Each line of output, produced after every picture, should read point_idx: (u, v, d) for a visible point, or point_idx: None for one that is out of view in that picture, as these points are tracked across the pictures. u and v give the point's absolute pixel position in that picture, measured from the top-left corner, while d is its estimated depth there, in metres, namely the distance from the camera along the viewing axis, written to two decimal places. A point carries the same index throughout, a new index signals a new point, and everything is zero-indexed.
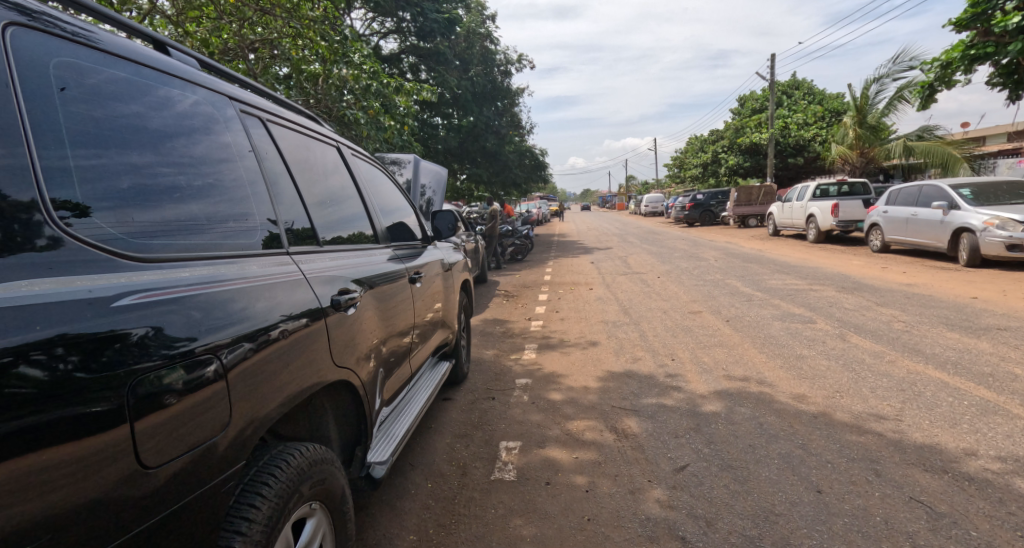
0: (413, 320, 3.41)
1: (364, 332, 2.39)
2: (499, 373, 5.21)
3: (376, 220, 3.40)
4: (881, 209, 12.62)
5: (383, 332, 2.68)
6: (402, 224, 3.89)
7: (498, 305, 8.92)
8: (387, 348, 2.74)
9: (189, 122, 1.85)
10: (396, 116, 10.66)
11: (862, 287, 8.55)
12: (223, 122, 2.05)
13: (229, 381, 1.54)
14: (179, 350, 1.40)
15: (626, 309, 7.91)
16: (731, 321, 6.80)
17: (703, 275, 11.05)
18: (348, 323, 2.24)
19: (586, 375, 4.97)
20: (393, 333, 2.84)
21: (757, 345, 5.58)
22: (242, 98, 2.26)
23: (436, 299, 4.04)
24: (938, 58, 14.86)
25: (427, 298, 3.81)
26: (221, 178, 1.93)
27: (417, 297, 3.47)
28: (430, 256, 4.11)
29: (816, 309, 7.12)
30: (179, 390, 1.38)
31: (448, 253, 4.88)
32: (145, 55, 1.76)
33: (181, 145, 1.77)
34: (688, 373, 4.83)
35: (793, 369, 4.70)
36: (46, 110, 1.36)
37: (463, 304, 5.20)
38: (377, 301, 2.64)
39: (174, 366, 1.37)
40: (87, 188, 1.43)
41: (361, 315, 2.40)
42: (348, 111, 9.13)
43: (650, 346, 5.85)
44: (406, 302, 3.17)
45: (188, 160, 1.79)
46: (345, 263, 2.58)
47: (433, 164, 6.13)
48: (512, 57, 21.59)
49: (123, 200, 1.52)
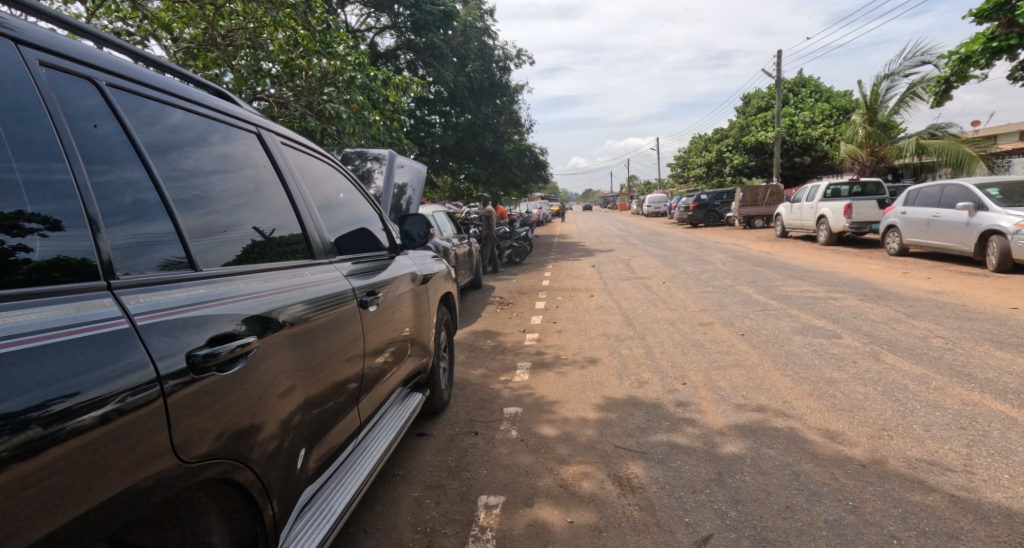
0: (365, 356, 2.80)
1: (266, 392, 1.87)
2: (484, 399, 4.56)
3: (316, 227, 2.74)
4: (899, 209, 11.98)
5: (299, 385, 2.10)
6: (358, 231, 3.25)
7: (491, 315, 8.27)
8: (308, 404, 2.17)
9: (179, 135, 1.99)
10: (384, 111, 10.00)
11: (886, 294, 7.89)
12: (208, 133, 2.18)
13: (77, 451, 1.19)
14: (50, 410, 1.16)
15: (630, 320, 7.26)
16: (746, 335, 6.14)
17: (711, 280, 10.41)
18: (230, 383, 1.69)
19: (584, 404, 4.31)
20: (319, 385, 2.27)
21: (780, 365, 4.91)
22: (109, 68, 1.75)
23: (405, 321, 3.45)
24: (956, 51, 14.15)
25: (390, 324, 3.19)
26: (210, 189, 2.07)
27: (372, 326, 2.88)
28: (398, 270, 3.46)
29: (839, 321, 6.46)
30: (4, 460, 1.06)
31: (425, 263, 4.26)
32: (140, 74, 1.89)
33: (171, 159, 1.91)
34: (702, 401, 4.17)
35: (826, 397, 4.03)
36: (49, 129, 1.47)
37: (443, 318, 4.54)
38: (293, 343, 2.07)
39: (20, 428, 1.09)
40: (78, 204, 1.50)
41: (264, 369, 1.87)
42: (329, 104, 8.45)
43: (657, 365, 5.20)
44: (351, 334, 2.58)
45: (177, 173, 1.93)
46: (261, 290, 2.04)
47: (413, 163, 5.46)
48: (511, 52, 20.95)
49: (120, 214, 1.62)
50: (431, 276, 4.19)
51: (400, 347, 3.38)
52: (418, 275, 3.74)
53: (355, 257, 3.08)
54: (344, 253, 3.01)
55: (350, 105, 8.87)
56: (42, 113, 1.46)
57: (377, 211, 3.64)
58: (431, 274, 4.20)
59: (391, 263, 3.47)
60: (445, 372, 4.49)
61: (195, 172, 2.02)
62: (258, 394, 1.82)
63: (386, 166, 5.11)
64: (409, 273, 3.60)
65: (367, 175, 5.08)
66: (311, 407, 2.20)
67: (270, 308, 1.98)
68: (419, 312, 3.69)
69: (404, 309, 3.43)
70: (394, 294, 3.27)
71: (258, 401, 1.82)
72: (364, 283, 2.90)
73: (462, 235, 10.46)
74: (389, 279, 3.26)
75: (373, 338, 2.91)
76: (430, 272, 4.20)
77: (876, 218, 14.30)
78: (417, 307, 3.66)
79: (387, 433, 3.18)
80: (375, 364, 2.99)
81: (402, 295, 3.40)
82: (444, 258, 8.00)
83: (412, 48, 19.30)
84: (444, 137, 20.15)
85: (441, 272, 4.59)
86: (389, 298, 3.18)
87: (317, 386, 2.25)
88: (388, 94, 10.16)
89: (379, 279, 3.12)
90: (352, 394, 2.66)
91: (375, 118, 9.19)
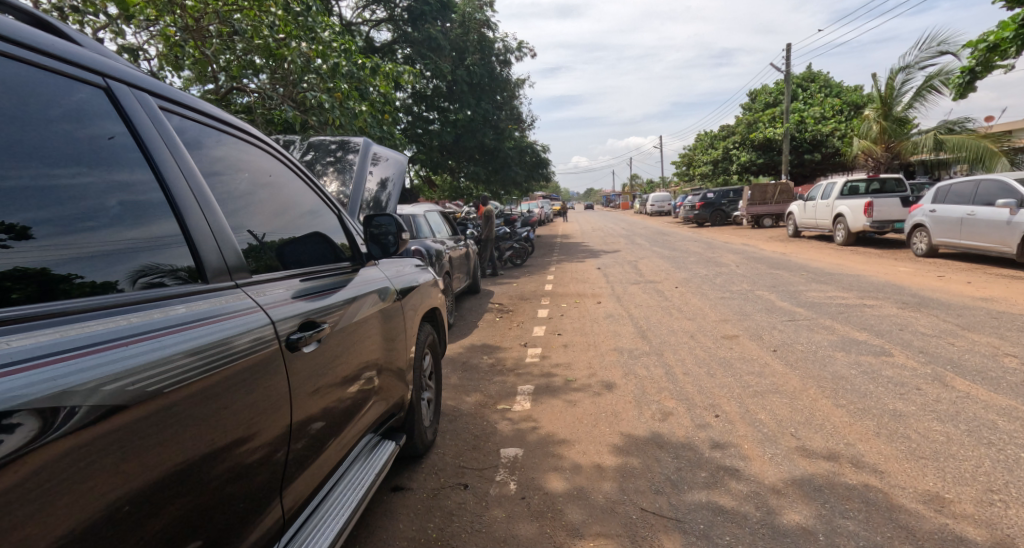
0: (310, 405, 2.05)
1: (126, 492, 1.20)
2: (477, 437, 3.78)
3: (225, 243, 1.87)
4: (927, 207, 11.23)
5: (188, 471, 1.39)
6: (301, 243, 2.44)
7: (489, 326, 7.49)
8: (204, 497, 1.45)
9: (182, 136, 1.85)
10: (373, 103, 9.26)
11: (927, 301, 7.12)
12: (206, 133, 2.02)
13: None
14: None
15: (645, 332, 6.50)
16: (780, 351, 5.37)
17: (727, 285, 9.63)
18: (47, 478, 1.04)
19: (598, 445, 3.53)
20: (230, 462, 1.56)
21: (831, 392, 4.13)
22: None
23: (374, 351, 2.68)
24: (981, 39, 13.35)
25: (350, 356, 2.42)
26: (216, 191, 1.93)
27: (316, 368, 2.09)
28: (365, 287, 2.68)
29: (882, 333, 5.70)
30: None
31: (406, 275, 3.46)
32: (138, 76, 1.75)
33: (175, 160, 1.78)
34: (745, 442, 3.39)
35: (900, 439, 3.25)
36: (45, 136, 1.37)
37: (431, 339, 3.79)
38: (182, 404, 1.38)
39: None
40: (65, 209, 1.40)
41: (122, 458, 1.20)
42: (309, 94, 7.66)
43: (681, 391, 4.44)
44: (285, 381, 1.85)
45: (182, 174, 1.80)
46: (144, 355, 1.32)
47: (393, 155, 4.60)
48: (512, 45, 20.24)
49: (113, 219, 1.52)
50: (412, 291, 3.40)
51: (367, 383, 2.62)
52: (391, 291, 2.95)
53: (300, 276, 2.29)
54: (285, 268, 2.25)
55: (332, 93, 8.05)
56: (38, 119, 1.37)
57: (336, 210, 2.83)
58: (413, 289, 3.41)
59: (353, 279, 2.66)
60: (430, 405, 3.70)
61: (201, 173, 1.88)
62: (106, 490, 1.16)
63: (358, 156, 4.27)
64: (378, 289, 2.80)
65: (335, 172, 4.26)
66: (213, 498, 1.49)
67: (151, 354, 1.33)
68: (394, 336, 2.93)
69: (370, 335, 2.63)
70: (354, 318, 2.47)
71: (103, 503, 1.15)
72: (304, 308, 2.08)
73: (459, 236, 9.69)
74: (349, 300, 2.47)
75: (319, 382, 2.12)
76: (411, 286, 3.42)
77: (899, 217, 13.51)
78: (391, 329, 2.89)
79: (348, 501, 2.34)
80: (323, 418, 2.20)
81: (365, 319, 2.59)
82: (437, 263, 7.24)
83: (409, 41, 18.63)
84: (442, 134, 19.37)
85: (426, 284, 3.81)
86: (348, 326, 2.40)
87: (223, 465, 1.53)
88: (377, 84, 9.39)
89: (329, 300, 2.32)
90: (281, 469, 1.86)
91: (362, 109, 8.42)
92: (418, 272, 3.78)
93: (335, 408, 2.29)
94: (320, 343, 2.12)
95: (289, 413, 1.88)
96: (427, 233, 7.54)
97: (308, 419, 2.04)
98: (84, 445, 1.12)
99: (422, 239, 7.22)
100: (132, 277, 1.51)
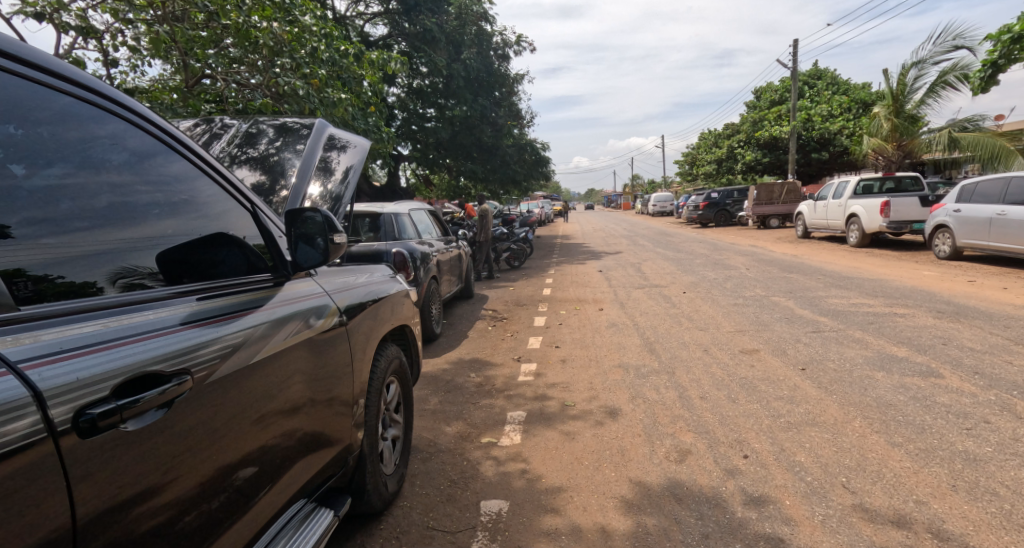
0: (190, 472, 1.46)
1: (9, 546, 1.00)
2: (454, 482, 3.09)
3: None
4: (950, 207, 10.54)
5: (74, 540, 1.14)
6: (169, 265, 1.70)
7: (481, 337, 6.79)
8: None
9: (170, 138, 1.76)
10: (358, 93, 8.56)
11: (964, 310, 6.44)
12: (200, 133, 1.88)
13: None
14: None
15: (653, 346, 5.81)
16: (810, 370, 4.66)
17: (738, 290, 8.94)
18: None
19: (602, 497, 2.84)
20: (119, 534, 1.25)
21: (883, 426, 3.42)
22: None
23: (310, 383, 2.06)
24: (1005, 30, 12.68)
25: (265, 394, 1.80)
26: (199, 194, 1.85)
27: (199, 418, 1.51)
28: (282, 309, 1.95)
29: (924, 348, 5.01)
30: None
31: (364, 287, 2.76)
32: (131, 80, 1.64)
33: (161, 163, 1.73)
34: (787, 497, 2.70)
35: (986, 497, 2.55)
36: (34, 142, 1.36)
37: (398, 363, 3.12)
38: (125, 435, 1.28)
39: None
40: (60, 210, 1.42)
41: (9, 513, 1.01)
42: (281, 78, 6.92)
43: (700, 421, 3.75)
44: (202, 420, 1.51)
45: (166, 178, 1.75)
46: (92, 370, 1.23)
47: (354, 147, 3.62)
48: (510, 39, 19.58)
49: (101, 221, 1.52)
50: (371, 306, 2.73)
51: (292, 430, 1.96)
52: (333, 308, 2.26)
53: (175, 300, 1.60)
54: (156, 289, 1.61)
55: (309, 81, 7.34)
56: (31, 122, 1.36)
57: (249, 204, 2.03)
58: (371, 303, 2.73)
59: (271, 298, 1.94)
60: (395, 444, 3.04)
61: (185, 176, 1.82)
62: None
63: (310, 140, 3.27)
64: (310, 308, 2.10)
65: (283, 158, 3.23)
66: None
67: (107, 365, 1.26)
68: (343, 364, 2.30)
69: (302, 365, 2.00)
70: (272, 347, 1.84)
71: None
72: (159, 349, 1.42)
73: (450, 237, 8.98)
74: (262, 326, 1.82)
75: (209, 436, 1.54)
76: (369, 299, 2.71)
77: (918, 217, 12.79)
78: (338, 354, 2.27)
79: None
80: (251, 466, 1.73)
81: (296, 344, 1.97)
82: (423, 266, 6.57)
83: (404, 35, 18.06)
84: (438, 130, 18.73)
85: (390, 298, 3.10)
86: (263, 357, 1.79)
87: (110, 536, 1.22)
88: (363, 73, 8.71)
89: (220, 330, 1.64)
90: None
91: (343, 98, 7.72)
92: (374, 281, 3.02)
93: (267, 451, 1.82)
94: (204, 386, 1.53)
95: (202, 463, 1.51)
96: (413, 234, 6.83)
97: (218, 472, 1.58)
98: (12, 474, 1.02)
99: (406, 241, 6.50)
100: (112, 278, 1.49)
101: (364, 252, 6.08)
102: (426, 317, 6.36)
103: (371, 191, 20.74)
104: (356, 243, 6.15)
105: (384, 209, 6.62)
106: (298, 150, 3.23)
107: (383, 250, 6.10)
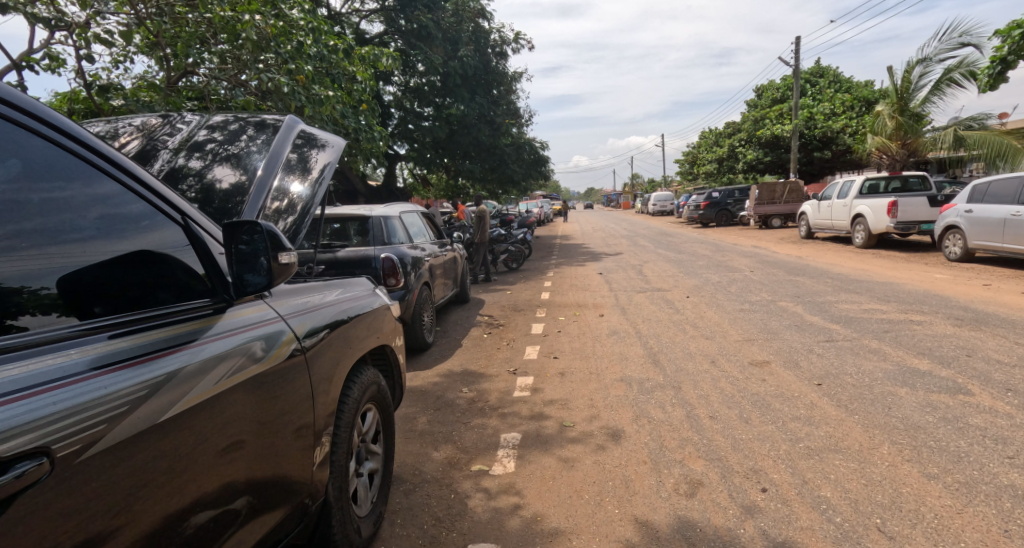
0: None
1: None
2: (439, 520, 2.77)
3: None
4: (961, 207, 10.24)
5: None
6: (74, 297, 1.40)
7: (475, 346, 6.47)
8: None
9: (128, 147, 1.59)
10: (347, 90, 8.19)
11: (983, 317, 6.13)
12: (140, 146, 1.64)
13: None
14: None
15: (657, 357, 5.49)
16: (827, 385, 4.33)
17: (743, 294, 8.62)
18: None
19: (604, 541, 2.52)
20: None
21: (915, 454, 3.09)
22: None
23: (263, 427, 1.75)
24: (1016, 25, 12.33)
25: (203, 445, 1.50)
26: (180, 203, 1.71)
27: (95, 493, 1.21)
28: (221, 346, 1.62)
29: (947, 361, 4.68)
30: None
31: (333, 306, 2.44)
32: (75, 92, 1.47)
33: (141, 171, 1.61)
34: (814, 542, 2.38)
35: None
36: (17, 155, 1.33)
37: (378, 387, 2.82)
38: (48, 490, 1.11)
39: None
40: (52, 223, 1.40)
41: None
42: (264, 74, 6.56)
43: (711, 446, 3.43)
44: (126, 475, 1.28)
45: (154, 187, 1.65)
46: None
47: (331, 150, 3.25)
48: (508, 36, 19.24)
49: (96, 232, 1.49)
50: (341, 327, 2.41)
51: (244, 483, 1.66)
52: (290, 335, 1.94)
53: (80, 342, 1.33)
54: (57, 328, 1.33)
55: (295, 78, 6.98)
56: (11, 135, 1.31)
57: (179, 215, 1.69)
58: (341, 324, 2.41)
59: (206, 330, 1.63)
60: (373, 479, 2.74)
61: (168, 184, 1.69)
62: None
63: (280, 135, 2.90)
64: (257, 338, 1.78)
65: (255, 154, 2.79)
66: None
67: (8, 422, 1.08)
68: (304, 400, 1.99)
69: (249, 409, 1.69)
70: (203, 392, 1.52)
71: None
72: (29, 414, 1.12)
73: (445, 240, 8.65)
74: (190, 367, 1.50)
75: (115, 514, 1.24)
76: (338, 319, 2.39)
77: (926, 217, 12.48)
78: (297, 390, 1.95)
79: None
80: (196, 524, 1.46)
81: (237, 384, 1.65)
82: (414, 272, 6.24)
83: (400, 33, 17.71)
84: (435, 129, 18.41)
85: (366, 315, 2.78)
86: (188, 406, 1.47)
87: None
88: (354, 70, 8.36)
89: (129, 381, 1.34)
90: None
91: (331, 95, 7.36)
92: (345, 296, 2.68)
93: (215, 508, 1.53)
94: (98, 455, 1.22)
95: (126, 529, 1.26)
96: (404, 238, 6.51)
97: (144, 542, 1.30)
98: None
99: (398, 245, 6.18)
100: (105, 292, 1.47)
101: (352, 258, 5.77)
102: (417, 325, 6.04)
103: (367, 191, 20.41)
104: (345, 247, 5.84)
105: (375, 211, 6.30)
106: (264, 144, 2.85)
107: (373, 256, 5.79)
